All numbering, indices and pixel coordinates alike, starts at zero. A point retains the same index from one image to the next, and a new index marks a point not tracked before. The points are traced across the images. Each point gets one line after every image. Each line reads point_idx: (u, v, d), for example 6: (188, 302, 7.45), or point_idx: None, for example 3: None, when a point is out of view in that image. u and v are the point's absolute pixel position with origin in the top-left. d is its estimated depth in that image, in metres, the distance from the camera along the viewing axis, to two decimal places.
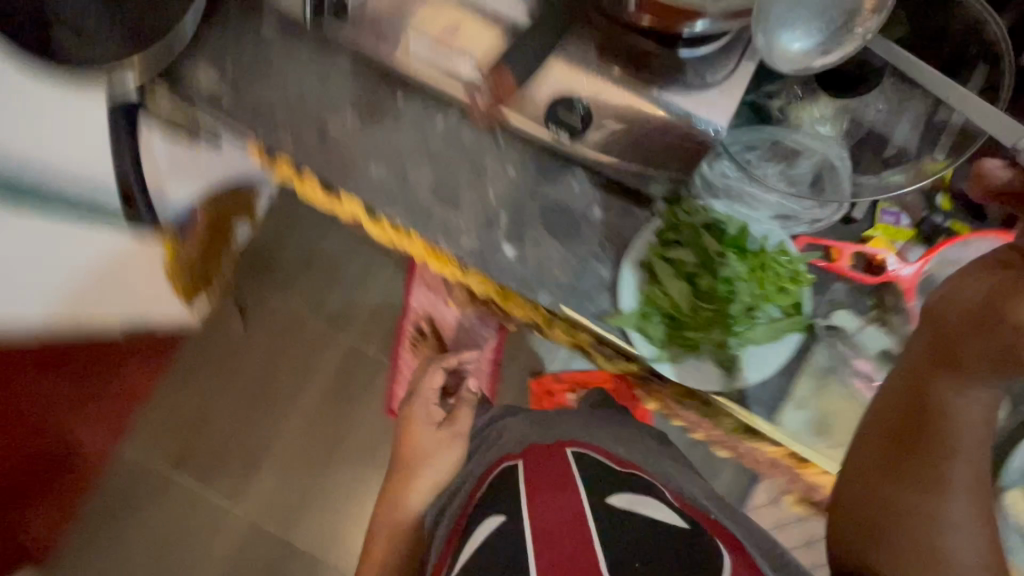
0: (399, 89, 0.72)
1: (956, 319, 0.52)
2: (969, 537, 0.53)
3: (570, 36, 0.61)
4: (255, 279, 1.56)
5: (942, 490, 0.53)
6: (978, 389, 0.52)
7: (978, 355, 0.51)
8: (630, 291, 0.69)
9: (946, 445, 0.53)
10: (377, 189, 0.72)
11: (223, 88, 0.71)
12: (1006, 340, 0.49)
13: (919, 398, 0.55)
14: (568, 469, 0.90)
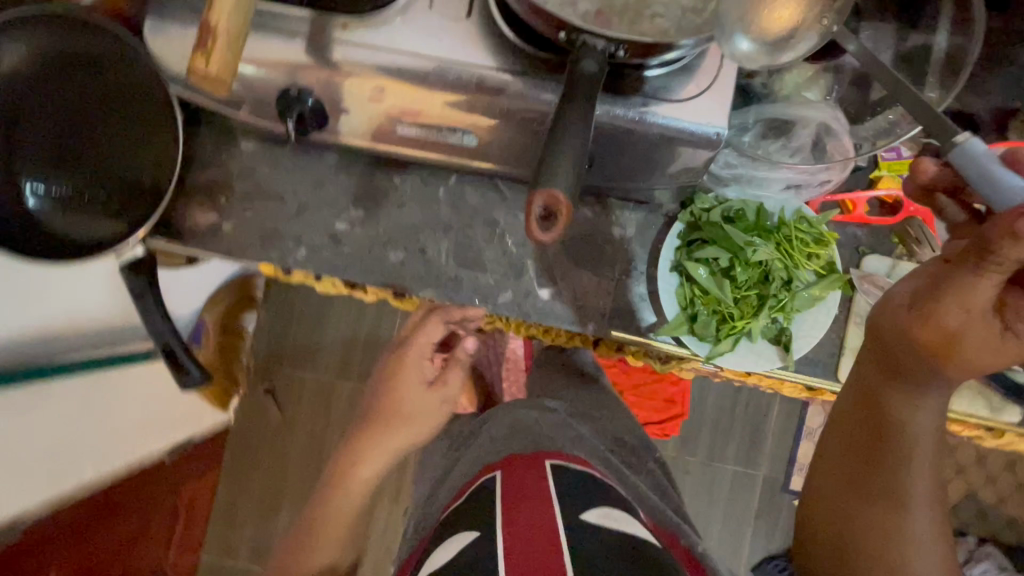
0: (392, 170, 0.72)
1: (911, 336, 0.52)
2: (931, 540, 0.57)
3: (533, 83, 0.58)
4: (276, 362, 1.56)
5: (901, 504, 0.56)
6: (933, 392, 0.54)
7: (936, 366, 0.51)
8: (671, 298, 0.70)
9: (907, 449, 0.56)
10: (401, 272, 0.72)
11: (222, 220, 0.71)
12: (948, 344, 0.49)
13: (881, 414, 0.56)
14: (532, 482, 0.81)
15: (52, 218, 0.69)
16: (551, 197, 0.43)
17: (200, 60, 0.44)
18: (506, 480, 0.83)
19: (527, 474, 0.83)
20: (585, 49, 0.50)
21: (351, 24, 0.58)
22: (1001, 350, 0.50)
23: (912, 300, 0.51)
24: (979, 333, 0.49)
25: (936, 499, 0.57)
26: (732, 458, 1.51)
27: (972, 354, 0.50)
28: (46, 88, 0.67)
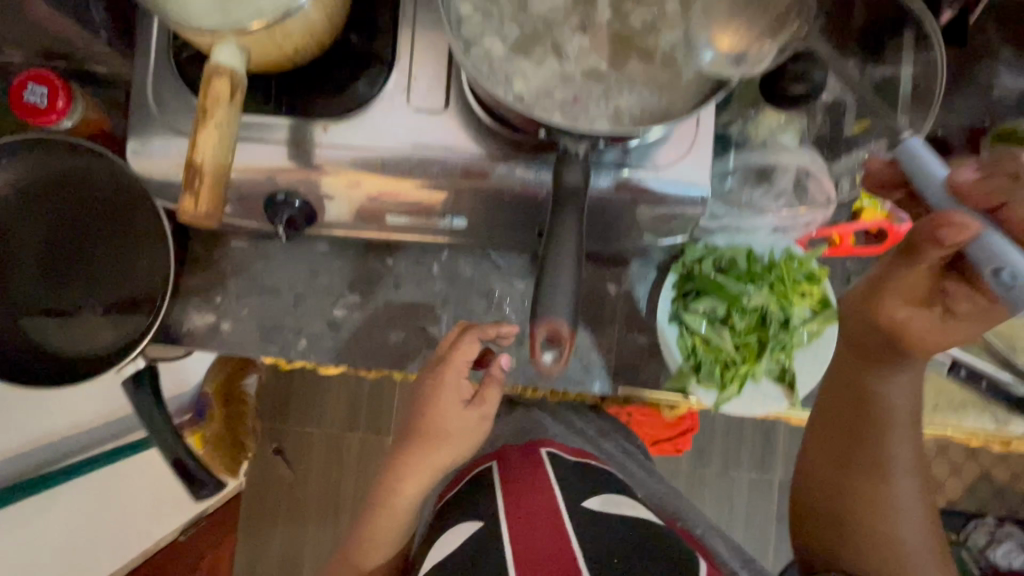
0: (385, 252, 0.73)
1: (880, 312, 0.59)
2: (920, 520, 0.55)
3: (526, 158, 0.59)
4: (282, 421, 1.54)
5: (886, 471, 0.57)
6: (901, 365, 0.59)
7: (904, 339, 0.58)
8: (672, 349, 0.71)
9: (887, 417, 0.58)
10: (403, 352, 0.72)
11: (220, 319, 0.71)
12: (895, 312, 0.58)
13: (862, 388, 0.60)
14: (532, 488, 0.73)
15: (51, 337, 0.68)
16: (555, 331, 0.51)
17: (189, 202, 0.45)
18: (504, 490, 0.74)
19: (521, 466, 0.78)
20: (567, 156, 0.53)
21: (332, 125, 0.58)
22: (947, 331, 0.56)
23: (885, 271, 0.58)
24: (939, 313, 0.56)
25: (920, 476, 0.58)
26: (747, 465, 1.50)
27: (936, 330, 0.56)
28: (32, 211, 0.67)
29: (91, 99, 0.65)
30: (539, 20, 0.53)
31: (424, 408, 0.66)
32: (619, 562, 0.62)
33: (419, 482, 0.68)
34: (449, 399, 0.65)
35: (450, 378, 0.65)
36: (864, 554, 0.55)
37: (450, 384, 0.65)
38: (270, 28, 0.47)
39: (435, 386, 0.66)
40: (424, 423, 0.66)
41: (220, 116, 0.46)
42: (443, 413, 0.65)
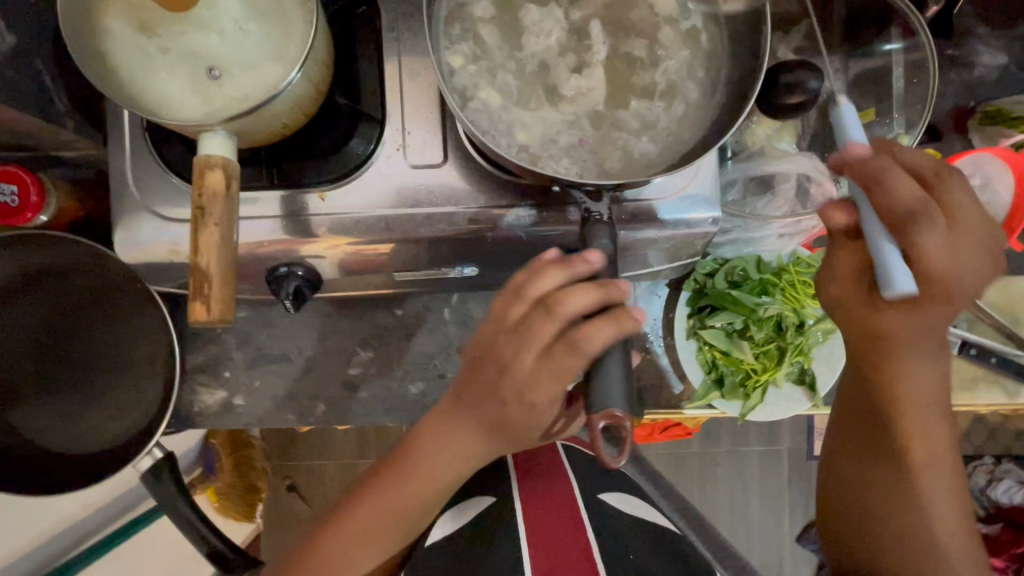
0: (394, 303, 0.71)
1: (866, 330, 0.51)
2: (955, 510, 0.55)
3: (533, 201, 0.56)
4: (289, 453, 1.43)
5: (910, 470, 0.55)
6: (921, 359, 0.52)
7: (903, 357, 0.51)
8: (693, 366, 0.71)
9: (905, 415, 0.53)
10: (425, 403, 0.71)
11: (234, 394, 0.70)
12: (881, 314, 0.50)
13: (891, 407, 0.54)
14: (552, 496, 0.72)
15: (56, 438, 0.66)
16: (613, 416, 0.42)
17: (199, 308, 0.42)
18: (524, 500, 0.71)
19: (546, 475, 0.75)
20: (592, 222, 0.49)
21: (328, 192, 0.56)
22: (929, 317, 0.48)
23: (844, 294, 0.51)
24: (926, 314, 0.48)
25: (951, 466, 0.55)
26: (756, 438, 1.35)
27: (923, 332, 0.50)
28: (18, 310, 0.64)
29: (62, 183, 0.61)
30: (533, 64, 0.51)
31: (502, 389, 0.47)
32: (634, 558, 0.64)
33: (470, 465, 0.53)
34: (542, 376, 0.46)
35: (540, 335, 0.45)
36: (893, 554, 0.57)
37: (547, 354, 0.45)
38: (256, 112, 0.45)
39: (514, 354, 0.46)
40: (491, 401, 0.48)
41: (219, 212, 0.44)
42: (527, 388, 0.46)
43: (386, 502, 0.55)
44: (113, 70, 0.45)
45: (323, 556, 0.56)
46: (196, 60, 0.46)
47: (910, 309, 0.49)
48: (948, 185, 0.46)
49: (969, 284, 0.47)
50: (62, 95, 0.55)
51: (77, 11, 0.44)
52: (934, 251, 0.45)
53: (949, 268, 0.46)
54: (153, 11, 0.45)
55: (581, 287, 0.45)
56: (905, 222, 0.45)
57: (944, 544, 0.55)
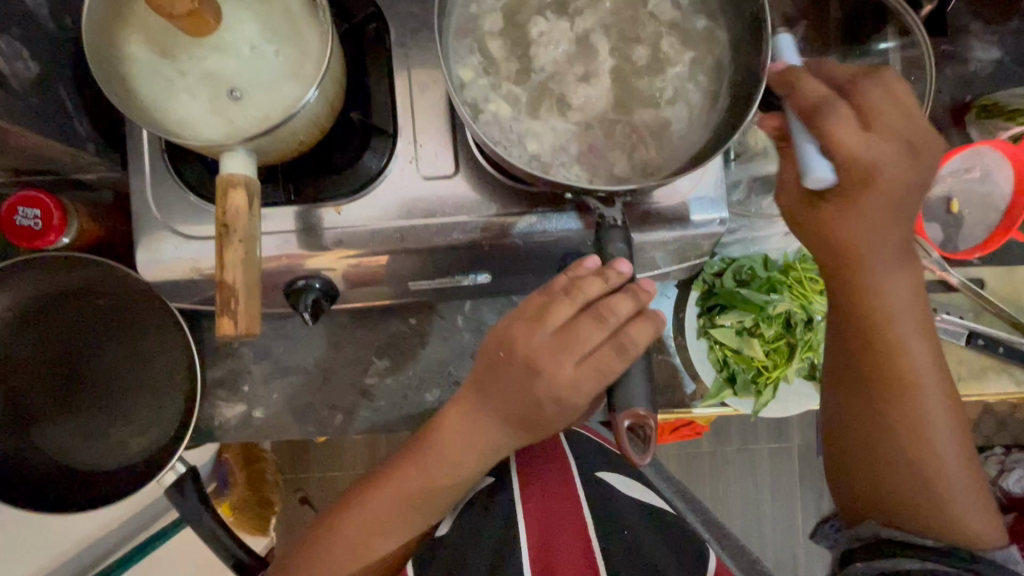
0: (408, 314, 0.72)
1: (822, 237, 0.51)
2: (948, 422, 0.53)
3: (544, 208, 0.57)
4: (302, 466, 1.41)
5: (906, 387, 0.52)
6: (890, 264, 0.51)
7: (869, 264, 0.50)
8: (705, 365, 0.72)
9: (884, 325, 0.52)
10: (441, 410, 0.72)
11: (253, 407, 0.71)
12: (840, 223, 0.49)
13: (863, 324, 0.52)
14: (559, 507, 0.64)
15: (78, 455, 0.66)
16: (636, 416, 0.43)
17: (226, 323, 0.44)
18: (526, 516, 0.63)
19: (550, 478, 0.67)
20: (606, 228, 0.49)
21: (343, 205, 0.57)
22: (886, 204, 0.48)
23: (791, 201, 0.52)
24: (872, 209, 0.48)
25: (943, 375, 0.54)
26: (765, 435, 1.36)
27: (878, 234, 0.49)
28: (41, 329, 0.66)
29: (81, 204, 0.62)
30: (541, 74, 0.53)
31: (538, 392, 0.47)
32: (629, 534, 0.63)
33: (493, 456, 0.54)
34: (585, 381, 0.46)
35: (583, 340, 0.46)
36: (905, 479, 0.53)
37: (591, 359, 0.46)
38: (275, 132, 0.46)
39: (556, 360, 0.46)
40: (528, 404, 0.48)
41: (242, 228, 0.45)
42: (568, 391, 0.47)
43: (404, 486, 0.56)
44: (136, 94, 0.46)
45: (341, 537, 0.57)
46: (215, 82, 0.47)
47: (860, 208, 0.48)
48: (866, 85, 0.47)
49: (902, 174, 0.47)
50: (83, 120, 0.56)
51: (99, 38, 0.46)
52: (848, 138, 0.45)
53: (874, 157, 0.46)
54: (171, 35, 0.47)
55: (619, 295, 0.47)
56: (815, 115, 0.46)
57: (943, 463, 0.53)
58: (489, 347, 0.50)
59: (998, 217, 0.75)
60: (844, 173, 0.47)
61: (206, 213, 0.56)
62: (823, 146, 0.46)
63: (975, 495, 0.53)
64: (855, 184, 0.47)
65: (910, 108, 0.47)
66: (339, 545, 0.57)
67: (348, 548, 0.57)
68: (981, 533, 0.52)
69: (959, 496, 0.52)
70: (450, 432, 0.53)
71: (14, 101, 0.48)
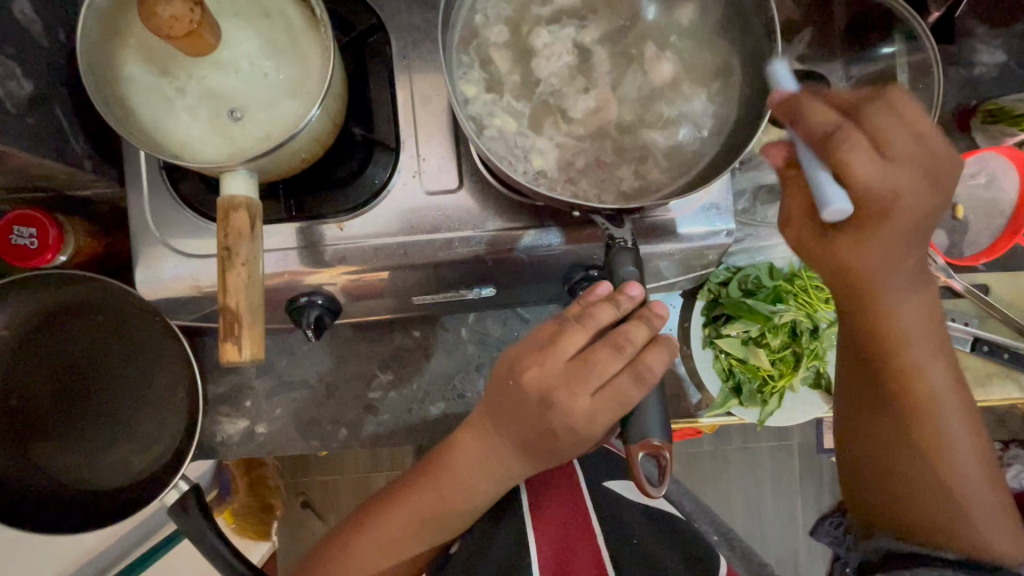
0: (411, 325, 0.72)
1: (833, 267, 0.46)
2: (971, 444, 0.50)
3: (549, 222, 0.56)
4: (303, 471, 1.36)
5: (928, 410, 0.50)
6: (910, 288, 0.47)
7: (885, 288, 0.46)
8: (710, 375, 0.72)
9: (903, 349, 0.49)
10: (446, 423, 0.71)
11: (257, 422, 0.71)
12: (857, 251, 0.45)
13: (873, 348, 0.50)
14: (572, 536, 0.63)
15: (80, 474, 0.66)
16: (650, 446, 0.44)
17: (231, 349, 0.43)
18: (539, 543, 0.62)
19: (564, 505, 0.66)
20: (617, 249, 0.49)
21: (347, 221, 0.56)
22: (905, 231, 0.43)
23: (797, 235, 0.46)
24: (887, 237, 0.43)
25: (963, 395, 0.51)
26: (766, 435, 1.36)
27: (894, 262, 0.45)
28: (37, 348, 0.64)
29: (77, 222, 0.62)
30: (546, 88, 0.52)
31: (555, 422, 0.47)
32: (637, 542, 0.63)
33: (508, 481, 0.54)
34: (603, 413, 0.45)
35: (603, 370, 0.45)
36: (927, 503, 0.50)
37: (607, 390, 0.45)
38: (277, 151, 0.45)
39: (571, 392, 0.45)
40: (543, 433, 0.48)
41: (243, 252, 0.44)
42: (587, 422, 0.46)
43: (418, 509, 0.55)
44: (135, 114, 0.45)
45: (351, 559, 0.56)
46: (216, 101, 0.46)
47: (874, 236, 0.44)
48: (875, 109, 0.42)
49: (922, 200, 0.43)
50: (80, 136, 0.55)
51: (95, 57, 0.44)
52: (862, 166, 0.40)
53: (894, 184, 0.41)
54: (170, 53, 0.45)
55: (632, 322, 0.46)
56: (827, 144, 0.41)
57: (968, 486, 0.50)
58: (502, 373, 0.49)
59: (1004, 223, 0.74)
60: (862, 202, 0.42)
61: (205, 230, 0.55)
62: (837, 173, 0.41)
63: (1000, 512, 0.50)
64: (873, 212, 0.42)
65: (925, 132, 0.42)
66: (349, 568, 0.56)
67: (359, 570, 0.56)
68: (1012, 558, 0.48)
69: (985, 518, 0.49)
70: (461, 452, 0.53)
71: (8, 123, 0.47)
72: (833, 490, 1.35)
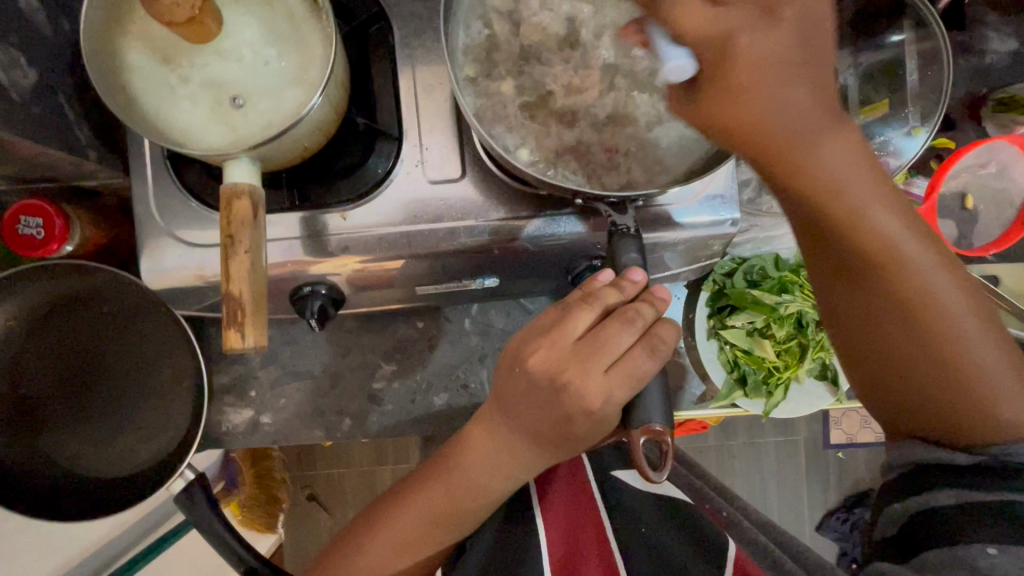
0: (415, 317, 0.72)
1: (727, 138, 0.38)
2: (952, 291, 0.41)
3: (553, 211, 0.56)
4: (311, 465, 1.36)
5: (894, 272, 0.41)
6: (833, 123, 0.38)
7: (800, 142, 0.37)
8: (716, 366, 0.72)
9: (849, 208, 0.39)
10: (449, 413, 0.71)
11: (262, 411, 0.71)
12: (750, 114, 0.36)
13: (813, 215, 0.40)
14: (580, 529, 0.62)
15: (89, 463, 0.66)
16: (652, 431, 0.43)
17: (235, 336, 0.43)
18: (549, 537, 0.61)
19: (571, 496, 0.66)
20: (618, 236, 0.47)
21: (350, 211, 0.56)
22: (784, 64, 0.35)
23: (683, 114, 0.39)
24: (770, 74, 0.35)
25: (923, 228, 0.42)
26: (772, 429, 1.35)
27: (785, 102, 0.36)
28: (44, 339, 0.65)
29: (84, 210, 0.62)
30: (548, 74, 0.51)
31: (569, 407, 0.46)
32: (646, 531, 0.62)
33: (515, 476, 0.53)
34: (618, 391, 0.45)
35: (613, 348, 0.45)
36: (929, 386, 0.43)
37: (621, 366, 0.45)
38: (279, 139, 0.45)
39: (582, 370, 0.45)
40: (556, 419, 0.47)
41: (247, 237, 0.44)
42: (601, 403, 0.45)
43: (429, 507, 0.55)
44: (136, 101, 0.46)
45: (366, 558, 0.56)
46: (218, 90, 0.46)
47: (741, 83, 0.35)
48: None
49: (766, 36, 0.35)
50: (83, 126, 0.55)
51: (97, 45, 0.44)
52: (693, 14, 0.35)
53: (733, 23, 0.35)
54: (173, 42, 0.46)
55: (639, 305, 0.46)
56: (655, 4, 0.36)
57: (973, 360, 0.41)
58: (507, 364, 0.49)
59: (1013, 213, 0.74)
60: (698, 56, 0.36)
61: (210, 220, 0.55)
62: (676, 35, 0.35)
63: (1008, 365, 0.42)
64: (715, 60, 0.36)
65: None
66: (364, 568, 0.56)
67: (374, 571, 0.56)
68: None
69: (999, 384, 0.41)
70: (465, 440, 0.53)
71: (11, 110, 0.48)
72: (839, 483, 1.34)
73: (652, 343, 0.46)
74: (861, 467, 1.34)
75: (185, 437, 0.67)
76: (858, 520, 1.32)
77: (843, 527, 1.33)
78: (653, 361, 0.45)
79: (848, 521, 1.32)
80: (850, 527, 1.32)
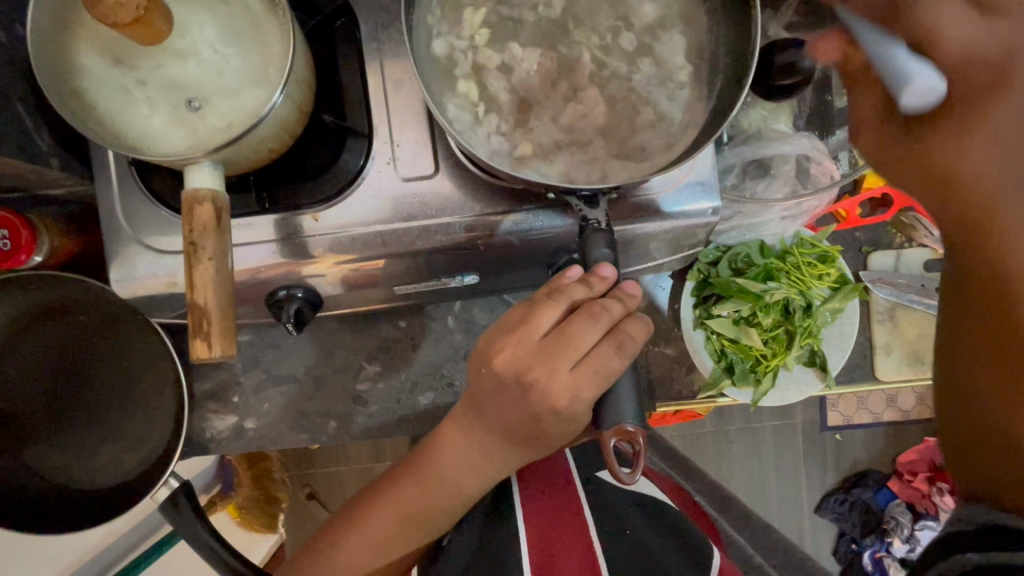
0: (398, 317, 0.71)
1: (922, 176, 0.38)
2: None
3: (532, 205, 0.55)
4: (308, 464, 1.35)
5: None
6: None
7: (1004, 204, 0.35)
8: (702, 355, 0.71)
9: None
10: (436, 413, 0.71)
11: (246, 417, 0.71)
12: (958, 163, 0.36)
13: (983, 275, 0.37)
14: (562, 527, 0.60)
15: (72, 474, 0.66)
16: (623, 432, 0.43)
17: (201, 346, 0.42)
18: (531, 535, 0.60)
19: (554, 490, 0.65)
20: (590, 230, 0.46)
21: (321, 212, 0.54)
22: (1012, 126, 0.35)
23: (870, 149, 0.41)
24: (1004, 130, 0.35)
25: None
26: (768, 413, 1.35)
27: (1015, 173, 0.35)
28: (22, 352, 0.64)
29: (52, 221, 0.62)
30: (516, 66, 0.49)
31: (536, 405, 0.45)
32: (630, 533, 0.61)
33: (495, 474, 0.53)
34: (586, 387, 0.44)
35: (578, 343, 0.44)
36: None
37: (588, 362, 0.44)
38: (240, 141, 0.44)
39: (550, 368, 0.44)
40: (526, 418, 0.47)
41: (210, 245, 0.43)
42: (568, 401, 0.44)
43: (404, 505, 0.55)
44: (93, 107, 0.44)
45: (343, 555, 0.56)
46: (176, 91, 0.45)
47: (989, 125, 0.36)
48: None
49: None
50: (44, 134, 0.54)
51: (47, 49, 0.43)
52: (955, 30, 0.36)
53: (1003, 39, 0.35)
54: (124, 42, 0.44)
55: (609, 301, 0.45)
56: (900, 9, 0.37)
57: None
58: (476, 363, 0.48)
59: None
60: (960, 75, 0.36)
61: (178, 226, 0.53)
62: (918, 47, 0.37)
63: None
64: (980, 84, 0.36)
65: None
66: (341, 566, 0.56)
67: (351, 567, 0.56)
68: None
69: None
70: (445, 440, 0.52)
71: None
72: (836, 465, 1.34)
73: (621, 337, 0.45)
74: (858, 448, 1.34)
75: (166, 446, 0.66)
76: (856, 500, 1.32)
77: (841, 507, 1.33)
78: (621, 358, 0.45)
79: (847, 502, 1.32)
80: (848, 507, 1.33)
